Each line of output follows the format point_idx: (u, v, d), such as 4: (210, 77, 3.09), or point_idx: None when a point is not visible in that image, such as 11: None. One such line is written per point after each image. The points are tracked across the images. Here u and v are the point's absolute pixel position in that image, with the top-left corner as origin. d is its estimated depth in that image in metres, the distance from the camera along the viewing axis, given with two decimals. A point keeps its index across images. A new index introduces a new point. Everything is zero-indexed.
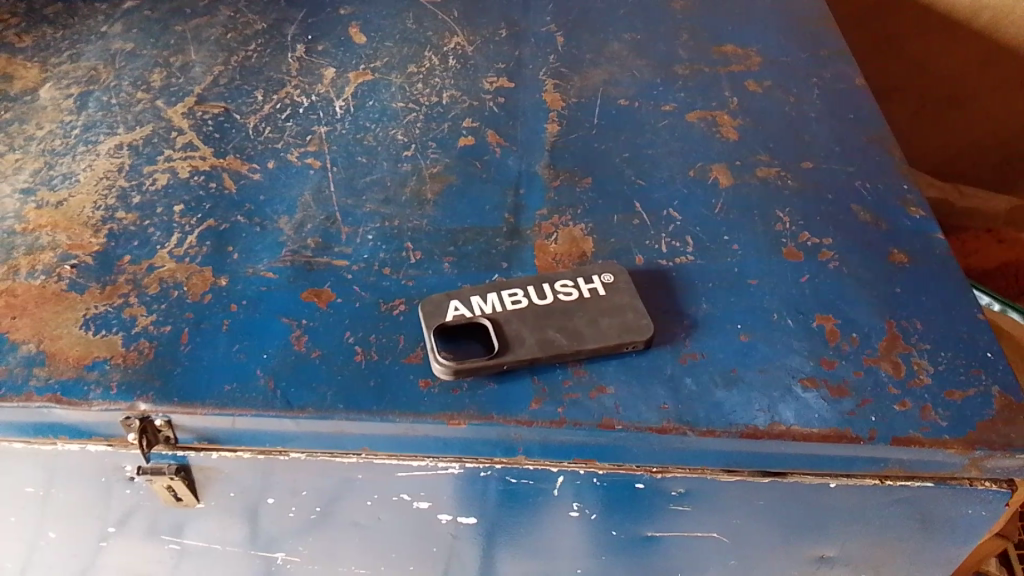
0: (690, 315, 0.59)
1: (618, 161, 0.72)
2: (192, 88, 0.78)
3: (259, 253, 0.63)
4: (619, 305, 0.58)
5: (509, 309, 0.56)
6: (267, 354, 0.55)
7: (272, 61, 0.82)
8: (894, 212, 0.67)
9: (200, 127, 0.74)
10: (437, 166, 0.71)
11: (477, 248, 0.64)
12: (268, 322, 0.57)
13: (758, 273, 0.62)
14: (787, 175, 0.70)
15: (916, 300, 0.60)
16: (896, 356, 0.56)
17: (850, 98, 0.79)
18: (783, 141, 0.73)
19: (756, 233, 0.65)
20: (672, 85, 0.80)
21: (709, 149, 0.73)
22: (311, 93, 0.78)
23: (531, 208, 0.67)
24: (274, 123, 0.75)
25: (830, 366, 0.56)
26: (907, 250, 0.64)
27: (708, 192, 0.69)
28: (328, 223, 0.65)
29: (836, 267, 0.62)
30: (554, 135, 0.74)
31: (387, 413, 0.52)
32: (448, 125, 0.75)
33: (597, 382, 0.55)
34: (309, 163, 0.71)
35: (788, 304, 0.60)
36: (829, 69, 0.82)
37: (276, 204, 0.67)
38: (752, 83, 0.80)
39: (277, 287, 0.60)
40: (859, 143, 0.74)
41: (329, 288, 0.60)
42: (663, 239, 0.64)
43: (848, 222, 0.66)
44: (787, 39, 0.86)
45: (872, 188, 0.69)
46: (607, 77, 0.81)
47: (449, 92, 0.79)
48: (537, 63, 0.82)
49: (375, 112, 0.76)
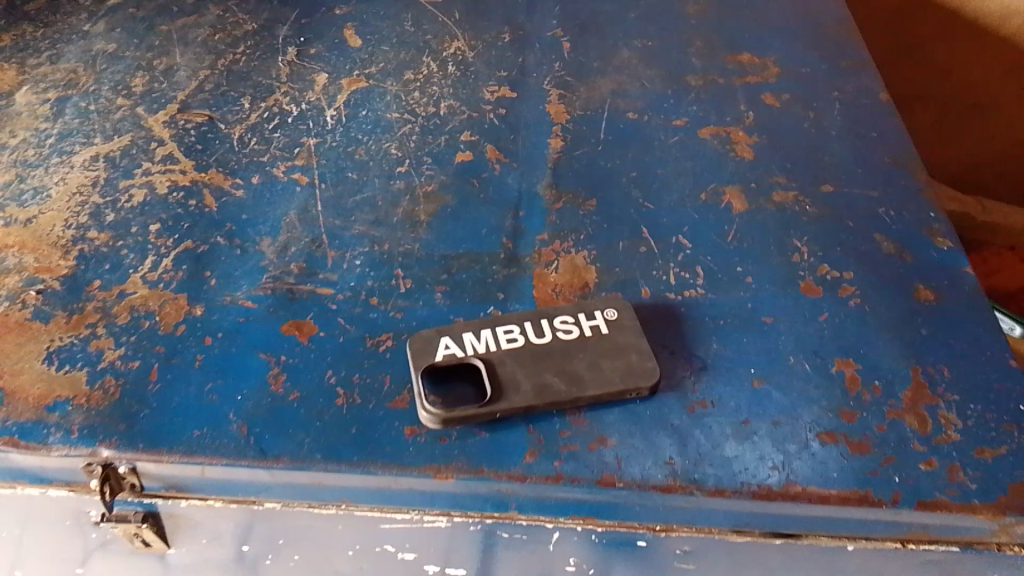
0: (699, 356, 0.54)
1: (624, 181, 0.67)
2: (175, 94, 0.74)
3: (238, 279, 0.58)
4: (623, 344, 0.54)
5: (503, 348, 0.53)
6: (242, 395, 0.51)
7: (262, 64, 0.77)
8: (920, 244, 0.63)
9: (181, 138, 0.69)
10: (432, 185, 0.67)
11: (472, 277, 0.60)
12: (244, 358, 0.53)
13: (773, 310, 0.57)
14: (806, 199, 0.66)
15: (943, 344, 0.56)
16: (921, 409, 0.52)
17: (873, 114, 0.74)
18: (802, 162, 0.69)
19: (771, 263, 0.61)
20: (684, 98, 0.75)
21: (722, 168, 0.68)
22: (302, 101, 0.74)
23: (532, 231, 0.63)
24: (261, 134, 0.70)
25: (851, 418, 0.52)
26: (934, 286, 0.60)
27: (721, 217, 0.64)
28: (313, 246, 0.61)
29: (859, 305, 0.58)
30: (558, 151, 0.70)
31: (368, 465, 0.48)
32: (445, 138, 0.71)
33: (598, 433, 0.50)
34: (296, 178, 0.67)
35: (805, 345, 0.55)
36: (851, 82, 0.77)
37: (259, 224, 0.63)
38: (770, 96, 0.75)
39: (256, 318, 0.56)
40: (882, 165, 0.69)
41: (312, 320, 0.56)
42: (671, 270, 0.60)
43: (871, 253, 0.62)
44: (807, 47, 0.81)
45: (897, 216, 0.65)
46: (615, 88, 0.76)
47: (447, 102, 0.74)
48: (542, 71, 0.78)
49: (368, 122, 0.72)
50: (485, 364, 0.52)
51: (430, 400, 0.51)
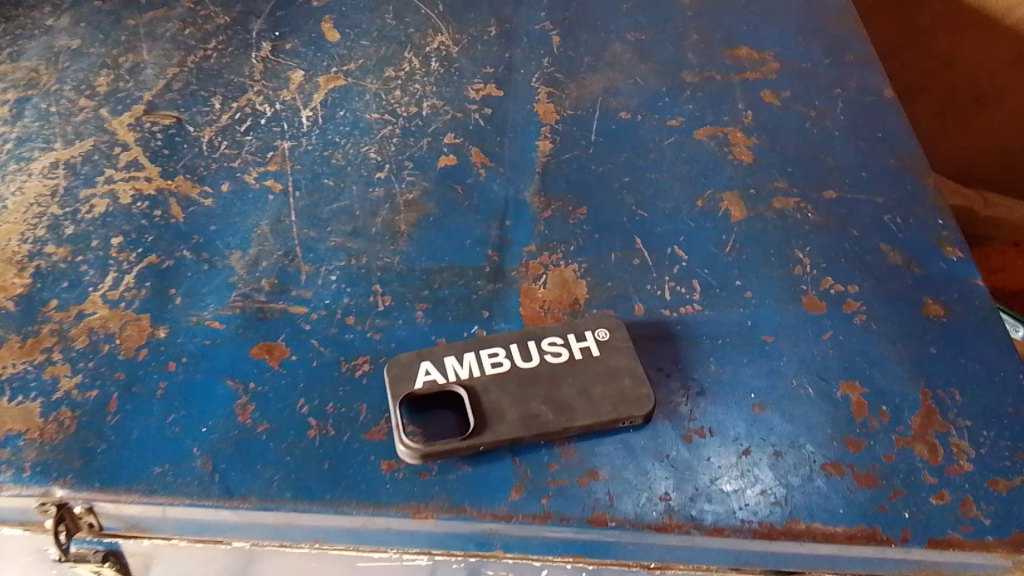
0: (696, 380, 0.51)
1: (617, 186, 0.64)
2: (142, 94, 0.70)
3: (205, 297, 0.55)
4: (616, 368, 0.50)
5: (487, 374, 0.49)
6: (206, 428, 0.48)
7: (234, 61, 0.73)
8: (929, 255, 0.59)
9: (147, 142, 0.65)
10: (413, 192, 0.63)
11: (456, 293, 0.56)
12: (210, 386, 0.50)
13: (774, 327, 0.54)
14: (808, 206, 0.62)
15: (954, 365, 0.53)
16: (931, 436, 0.49)
17: (877, 113, 0.70)
18: (803, 165, 0.65)
19: (772, 276, 0.57)
20: (679, 96, 0.71)
21: (719, 173, 0.65)
22: (276, 100, 0.70)
23: (518, 243, 0.60)
24: (232, 137, 0.66)
25: (857, 447, 0.49)
26: (944, 300, 0.56)
27: (719, 226, 0.61)
28: (286, 260, 0.58)
29: (865, 321, 0.55)
30: (546, 154, 0.66)
31: (341, 505, 0.45)
32: (427, 140, 0.67)
33: (588, 466, 0.47)
34: (269, 185, 0.63)
35: (808, 366, 0.52)
36: (854, 77, 0.74)
37: (229, 235, 0.59)
38: (769, 94, 0.72)
39: (223, 340, 0.52)
40: (888, 167, 0.66)
41: (283, 342, 0.52)
42: (666, 284, 0.57)
43: (877, 264, 0.58)
44: (808, 41, 0.77)
45: (904, 224, 0.61)
46: (607, 85, 0.72)
47: (430, 101, 0.70)
48: (529, 67, 0.74)
49: (346, 124, 0.68)
50: (468, 392, 0.49)
51: (409, 431, 0.48)
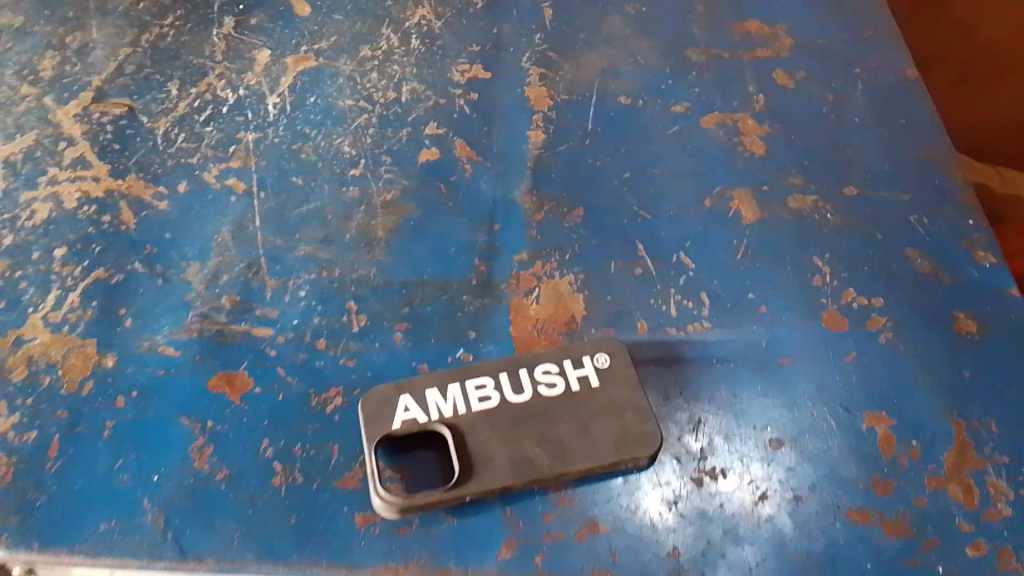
0: (704, 414, 0.47)
1: (616, 183, 0.58)
2: (90, 79, 0.63)
3: (159, 319, 0.50)
4: (617, 401, 0.45)
5: (474, 410, 0.44)
6: (158, 475, 0.43)
7: (193, 39, 0.66)
8: (960, 261, 0.54)
9: (95, 135, 0.59)
10: (392, 191, 0.57)
11: (439, 310, 0.51)
12: (162, 426, 0.45)
13: (791, 349, 0.49)
14: (826, 206, 0.56)
15: (989, 391, 0.48)
16: (965, 475, 0.45)
17: (903, 94, 0.64)
18: (822, 157, 0.59)
19: (788, 287, 0.52)
20: (684, 77, 0.65)
21: (729, 167, 0.59)
22: (239, 85, 0.63)
23: (508, 250, 0.54)
24: (190, 128, 0.60)
25: (885, 490, 0.44)
26: (976, 314, 0.51)
27: (729, 229, 0.55)
28: (249, 273, 0.52)
29: (891, 341, 0.49)
30: (539, 146, 0.60)
31: (309, 566, 0.41)
32: (406, 131, 0.60)
33: (587, 516, 0.43)
34: (230, 185, 0.57)
35: (828, 395, 0.47)
36: (878, 52, 0.67)
37: (186, 244, 0.53)
38: (783, 74, 0.65)
39: (178, 370, 0.47)
40: (915, 158, 0.59)
41: (245, 372, 0.47)
42: (671, 297, 0.51)
43: (903, 273, 0.53)
44: (827, 10, 0.70)
45: (931, 225, 0.55)
46: (605, 65, 0.65)
47: (410, 85, 0.64)
48: (519, 45, 0.67)
49: (317, 112, 0.61)
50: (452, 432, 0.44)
51: (387, 478, 0.43)
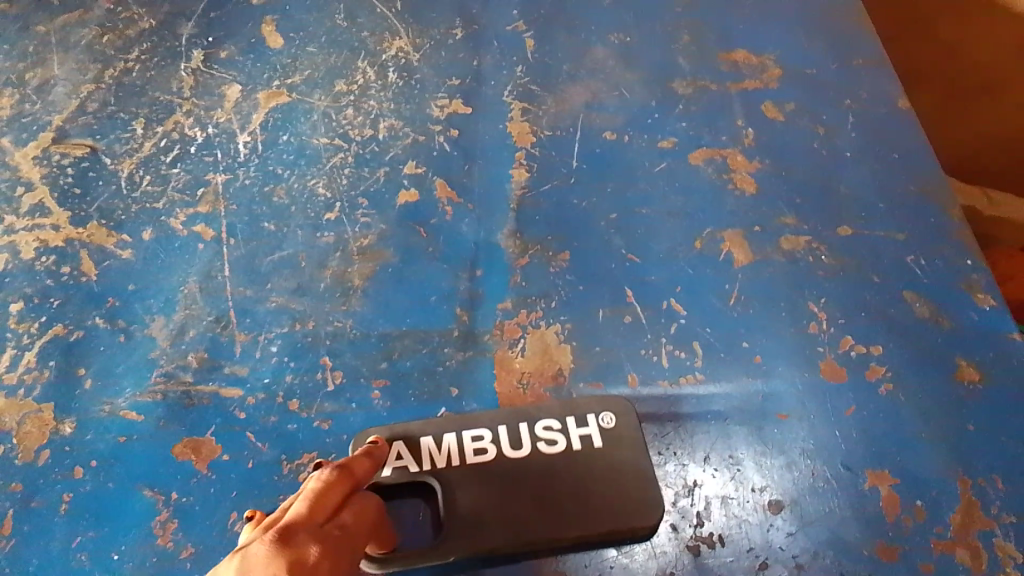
0: (694, 474, 0.45)
1: (602, 225, 0.55)
2: (51, 119, 0.60)
3: (120, 379, 0.47)
4: (618, 465, 0.44)
5: (467, 462, 0.44)
6: (119, 553, 0.41)
7: (160, 74, 0.63)
8: (959, 303, 0.51)
9: (55, 180, 0.56)
10: (368, 236, 0.54)
11: (419, 365, 0.48)
12: (124, 498, 0.43)
13: (788, 401, 0.47)
14: (820, 246, 0.54)
15: (994, 445, 0.45)
16: (974, 538, 0.42)
17: (898, 124, 0.62)
18: (814, 194, 0.57)
19: (783, 335, 0.50)
20: (671, 111, 0.63)
21: (718, 206, 0.57)
22: (208, 122, 0.60)
23: (491, 298, 0.51)
24: (156, 169, 0.57)
25: (891, 556, 0.42)
26: (978, 361, 0.49)
27: (721, 272, 0.53)
28: (218, 327, 0.49)
29: (891, 392, 0.47)
30: (522, 186, 0.57)
31: None
32: (384, 170, 0.58)
33: None
34: (199, 231, 0.54)
35: (828, 451, 0.45)
36: (871, 80, 0.65)
37: (150, 297, 0.51)
38: (771, 107, 0.63)
39: (141, 436, 0.45)
40: (910, 194, 0.57)
41: (213, 437, 0.45)
42: (662, 348, 0.49)
43: (901, 318, 0.50)
44: (817, 36, 0.68)
45: (928, 265, 0.53)
46: (589, 99, 0.63)
47: (387, 121, 0.61)
48: (500, 78, 0.64)
49: (290, 151, 0.59)
50: (444, 488, 0.43)
51: None
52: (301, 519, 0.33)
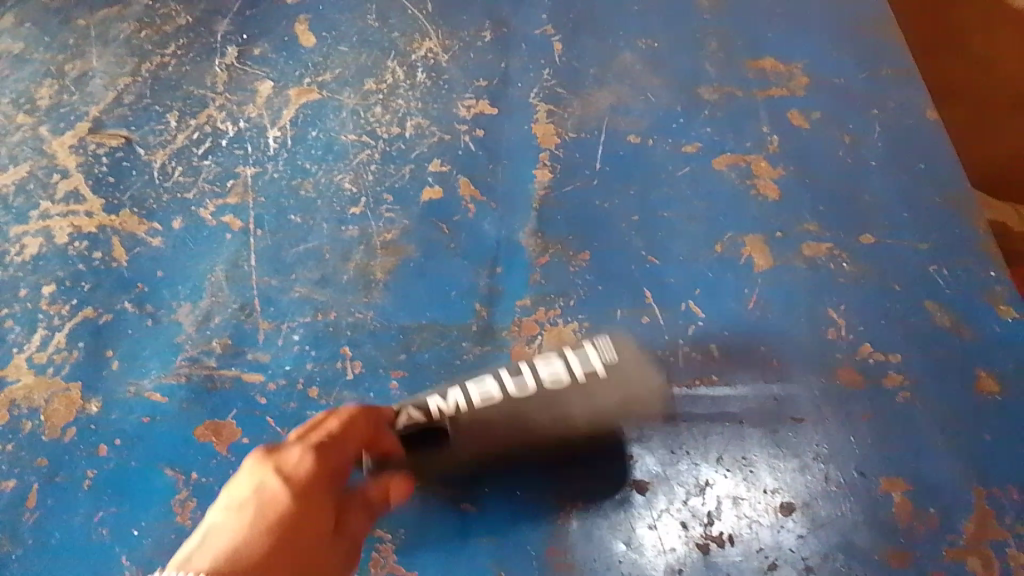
0: (709, 474, 0.45)
1: (624, 226, 0.56)
2: (88, 109, 0.62)
3: (146, 362, 0.48)
4: (621, 385, 0.45)
5: (474, 404, 0.44)
6: (139, 530, 0.42)
7: (195, 69, 0.65)
8: (981, 313, 0.51)
9: (90, 168, 0.58)
10: (392, 231, 0.55)
11: (437, 358, 0.49)
12: (146, 477, 0.44)
13: (803, 406, 0.47)
14: (841, 254, 0.54)
15: (1011, 456, 0.45)
16: (986, 547, 0.42)
17: (926, 135, 0.61)
18: (837, 202, 0.57)
19: (801, 340, 0.50)
20: (696, 116, 0.63)
21: (740, 211, 0.57)
22: (239, 117, 0.62)
23: (510, 295, 0.52)
24: (187, 161, 0.58)
25: (901, 561, 0.42)
26: (999, 372, 0.48)
27: (740, 276, 0.53)
28: (242, 315, 0.50)
29: (908, 400, 0.47)
30: (545, 186, 0.58)
31: None
32: (410, 168, 0.59)
33: None
34: (227, 222, 0.55)
35: (841, 457, 0.45)
36: (900, 90, 0.64)
37: (177, 283, 0.52)
38: (797, 114, 0.63)
39: (165, 417, 0.46)
40: (935, 203, 0.57)
41: (233, 421, 0.46)
42: (679, 349, 0.49)
43: (920, 326, 0.50)
44: (846, 45, 0.68)
45: (951, 276, 0.53)
46: (614, 103, 0.64)
47: (414, 120, 0.62)
48: (527, 80, 0.65)
49: (319, 146, 0.60)
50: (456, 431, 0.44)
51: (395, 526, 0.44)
52: (279, 448, 0.38)
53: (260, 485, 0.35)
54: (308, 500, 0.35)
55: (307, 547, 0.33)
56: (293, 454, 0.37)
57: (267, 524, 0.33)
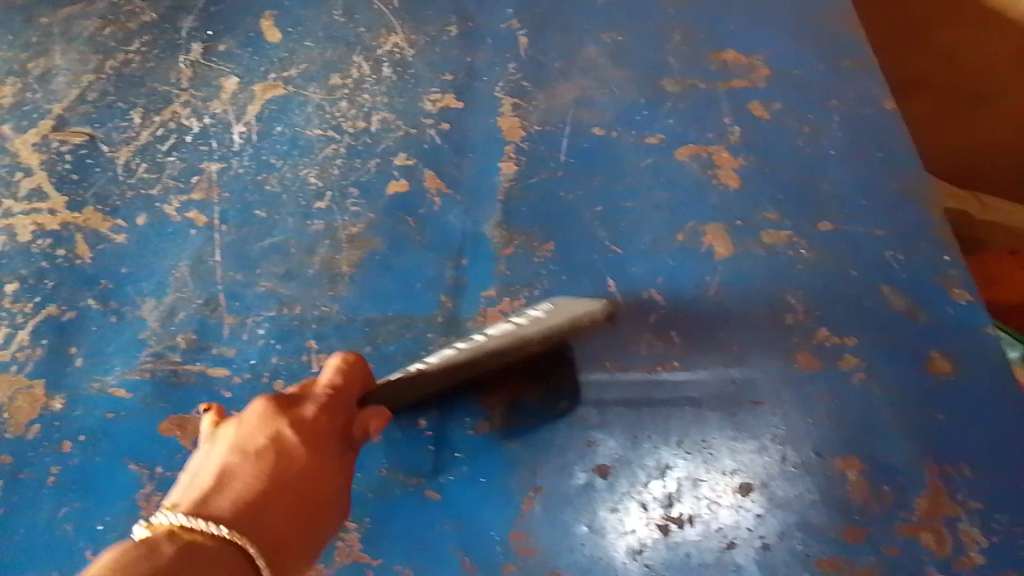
0: (671, 457, 0.46)
1: (588, 217, 0.56)
2: (51, 107, 0.62)
3: (110, 358, 0.48)
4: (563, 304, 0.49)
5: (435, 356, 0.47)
6: (104, 524, 0.42)
7: (159, 66, 0.65)
8: (936, 297, 0.52)
9: (53, 166, 0.58)
10: (357, 224, 0.55)
11: (403, 349, 0.50)
12: (110, 472, 0.44)
13: (762, 389, 0.48)
14: (801, 241, 0.55)
15: (964, 435, 0.46)
16: (939, 523, 0.43)
17: (884, 124, 0.62)
18: (797, 191, 0.58)
19: (761, 325, 0.51)
20: (659, 108, 0.64)
21: (702, 200, 0.58)
22: (204, 113, 0.62)
23: (475, 286, 0.53)
24: (152, 158, 0.58)
25: (856, 538, 0.43)
26: (952, 354, 0.49)
27: (701, 265, 0.54)
28: (206, 310, 0.51)
29: (863, 382, 0.48)
30: (510, 178, 0.58)
31: None
32: (375, 162, 0.59)
33: (550, 567, 0.43)
34: (191, 218, 0.55)
35: (798, 439, 0.46)
36: (860, 80, 0.65)
37: (142, 280, 0.52)
38: (758, 105, 0.64)
39: (129, 412, 0.46)
40: (892, 191, 0.58)
41: (198, 415, 0.46)
42: (642, 336, 0.50)
43: (877, 311, 0.51)
44: (807, 37, 0.68)
45: (907, 261, 0.54)
46: (579, 95, 0.64)
47: (380, 114, 0.62)
48: (493, 74, 0.65)
49: (284, 142, 0.60)
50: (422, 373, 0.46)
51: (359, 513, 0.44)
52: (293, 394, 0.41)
53: (275, 436, 0.38)
54: (312, 449, 0.38)
55: (316, 499, 0.38)
56: (301, 405, 0.40)
57: (274, 472, 0.37)
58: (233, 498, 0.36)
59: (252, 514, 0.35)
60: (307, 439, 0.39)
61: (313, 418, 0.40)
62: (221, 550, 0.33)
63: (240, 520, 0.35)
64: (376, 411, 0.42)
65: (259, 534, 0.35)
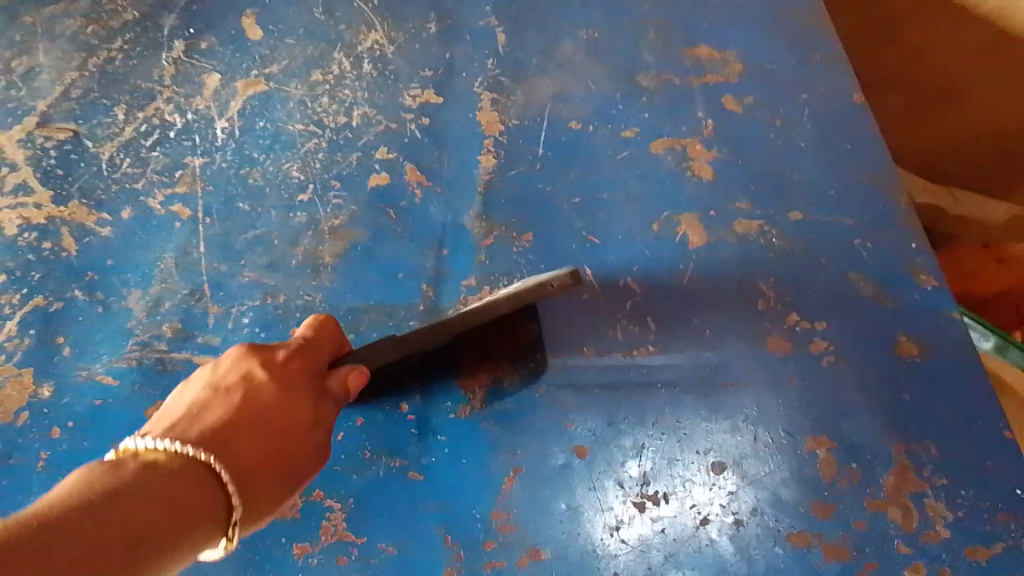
0: (649, 437, 0.47)
1: (565, 208, 0.58)
2: (35, 104, 0.62)
3: (97, 348, 0.49)
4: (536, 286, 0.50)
5: None
6: None
7: (142, 63, 0.66)
8: (902, 283, 0.54)
9: (39, 161, 0.59)
10: (340, 217, 0.56)
11: None
12: (99, 457, 0.45)
13: (734, 371, 0.50)
14: (772, 230, 0.57)
15: (929, 414, 0.48)
16: (906, 498, 0.45)
17: (852, 116, 0.64)
18: (768, 181, 0.60)
19: (733, 311, 0.52)
20: (635, 102, 0.65)
21: (677, 191, 0.59)
22: (187, 109, 0.62)
23: (455, 276, 0.54)
24: (136, 153, 0.59)
25: (826, 513, 0.45)
26: (918, 337, 0.51)
27: (675, 253, 0.55)
28: (192, 300, 0.52)
29: (832, 364, 0.50)
30: (489, 171, 0.60)
31: None
32: (357, 156, 0.60)
33: (530, 544, 0.44)
34: (176, 211, 0.56)
35: (770, 419, 0.48)
36: (829, 74, 0.67)
37: (127, 271, 0.53)
38: (731, 100, 0.65)
39: (117, 399, 0.47)
40: (860, 181, 0.59)
41: None
42: (618, 322, 0.52)
43: (845, 296, 0.53)
44: (778, 33, 0.70)
45: (875, 249, 0.56)
46: (556, 90, 0.66)
47: (361, 109, 0.63)
48: (472, 70, 0.67)
49: (267, 137, 0.61)
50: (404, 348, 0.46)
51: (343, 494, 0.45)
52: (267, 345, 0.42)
53: (247, 374, 0.39)
54: (284, 388, 0.39)
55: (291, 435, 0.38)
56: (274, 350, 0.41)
57: (241, 407, 0.37)
58: (200, 428, 0.35)
59: (220, 443, 0.35)
60: (276, 381, 0.39)
61: (284, 362, 0.40)
62: (191, 470, 0.33)
63: (207, 446, 0.34)
64: (354, 367, 0.42)
65: (230, 459, 0.34)
